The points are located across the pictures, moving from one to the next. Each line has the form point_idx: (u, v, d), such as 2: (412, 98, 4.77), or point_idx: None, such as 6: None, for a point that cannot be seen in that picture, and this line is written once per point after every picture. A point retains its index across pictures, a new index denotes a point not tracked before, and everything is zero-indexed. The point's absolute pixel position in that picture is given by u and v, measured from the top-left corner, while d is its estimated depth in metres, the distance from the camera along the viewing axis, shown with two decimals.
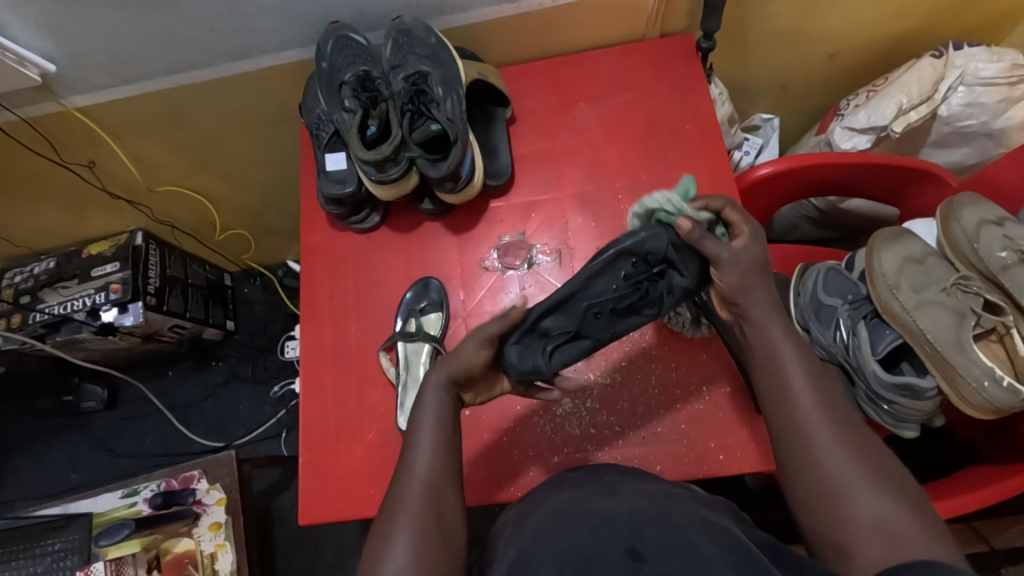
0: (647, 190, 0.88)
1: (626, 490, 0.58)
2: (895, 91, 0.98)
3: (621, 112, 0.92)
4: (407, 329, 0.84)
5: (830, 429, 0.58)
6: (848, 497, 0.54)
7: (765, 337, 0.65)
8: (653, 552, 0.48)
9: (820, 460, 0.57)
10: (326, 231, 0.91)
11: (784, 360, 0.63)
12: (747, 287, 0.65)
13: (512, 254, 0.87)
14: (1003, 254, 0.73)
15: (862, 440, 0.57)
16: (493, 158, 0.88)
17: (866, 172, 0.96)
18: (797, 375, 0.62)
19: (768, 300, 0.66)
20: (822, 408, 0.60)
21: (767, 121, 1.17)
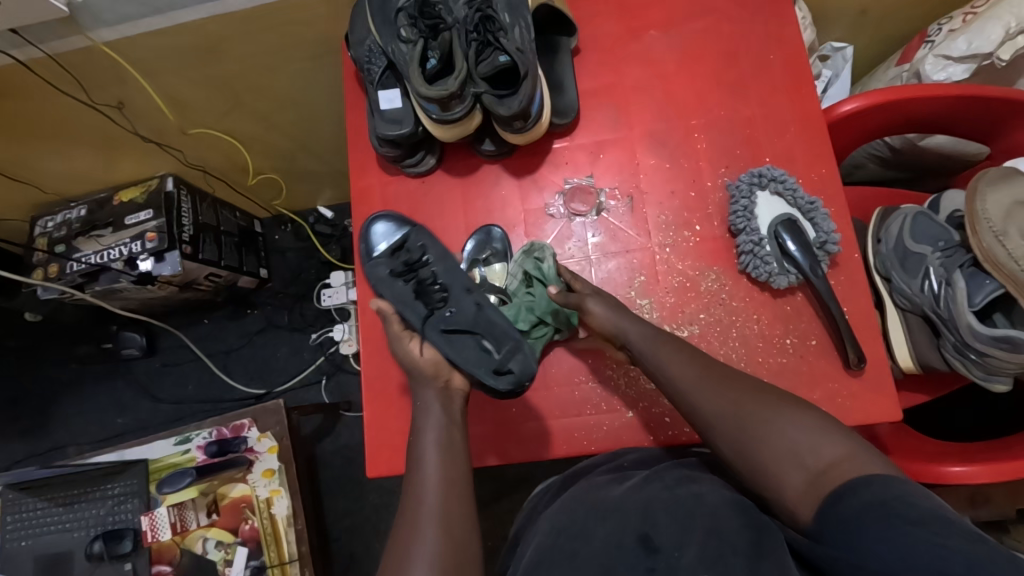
0: (725, 128, 0.81)
1: (646, 481, 0.63)
2: (1003, 12, 0.86)
3: (695, 41, 0.84)
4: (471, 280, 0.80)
5: (718, 388, 0.61)
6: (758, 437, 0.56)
7: (653, 354, 0.66)
8: (666, 542, 0.53)
9: (721, 410, 0.59)
10: (378, 176, 0.86)
11: (661, 361, 0.65)
12: (619, 329, 0.69)
13: (580, 199, 0.82)
14: None
15: (735, 382, 0.61)
16: (559, 94, 0.81)
17: (962, 106, 0.88)
18: (680, 363, 0.64)
19: (620, 317, 0.70)
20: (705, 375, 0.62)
21: (838, 51, 1.07)
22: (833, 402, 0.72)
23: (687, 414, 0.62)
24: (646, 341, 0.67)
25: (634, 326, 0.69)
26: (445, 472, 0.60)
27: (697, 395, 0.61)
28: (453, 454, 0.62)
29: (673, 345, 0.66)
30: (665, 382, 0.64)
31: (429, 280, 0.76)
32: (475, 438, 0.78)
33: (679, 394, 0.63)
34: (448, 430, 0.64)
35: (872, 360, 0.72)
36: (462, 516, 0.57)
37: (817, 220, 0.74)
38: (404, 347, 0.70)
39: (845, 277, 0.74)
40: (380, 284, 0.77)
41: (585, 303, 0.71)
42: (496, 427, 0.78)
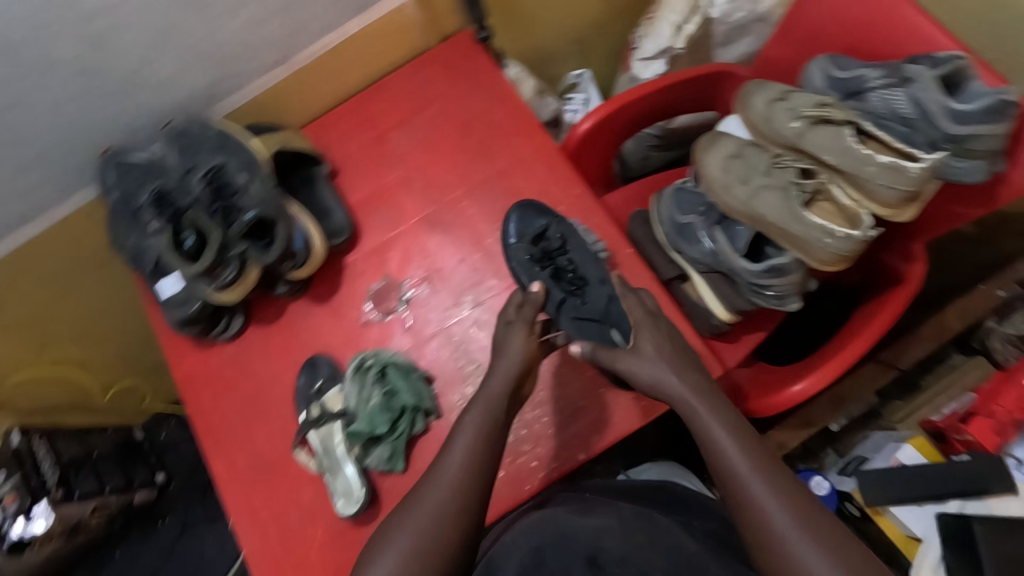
0: (484, 189, 0.89)
1: (603, 510, 0.76)
2: (665, 14, 1.03)
3: (432, 127, 0.93)
4: (313, 415, 0.81)
5: (767, 489, 0.64)
6: (789, 552, 0.61)
7: (701, 427, 0.69)
8: (609, 561, 0.70)
9: (757, 504, 0.64)
10: (197, 354, 0.87)
11: (716, 435, 0.68)
12: (657, 379, 0.72)
13: (385, 300, 0.86)
14: (794, 124, 0.77)
15: (787, 488, 0.65)
16: (328, 218, 0.86)
17: (675, 90, 1.01)
18: (735, 451, 0.67)
19: (685, 392, 0.71)
20: (758, 472, 0.66)
21: (581, 76, 1.22)
22: None
23: (741, 497, 0.65)
24: (716, 429, 0.68)
25: (714, 419, 0.69)
26: (451, 501, 0.66)
27: (748, 486, 0.65)
28: (470, 499, 0.67)
29: (715, 406, 0.71)
30: (725, 465, 0.66)
31: (568, 269, 0.82)
32: None
33: (736, 480, 0.65)
34: (468, 467, 0.68)
35: None
36: (446, 538, 0.65)
37: (581, 236, 0.82)
38: (518, 326, 0.76)
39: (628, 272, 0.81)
40: (518, 269, 0.82)
41: (659, 359, 0.73)
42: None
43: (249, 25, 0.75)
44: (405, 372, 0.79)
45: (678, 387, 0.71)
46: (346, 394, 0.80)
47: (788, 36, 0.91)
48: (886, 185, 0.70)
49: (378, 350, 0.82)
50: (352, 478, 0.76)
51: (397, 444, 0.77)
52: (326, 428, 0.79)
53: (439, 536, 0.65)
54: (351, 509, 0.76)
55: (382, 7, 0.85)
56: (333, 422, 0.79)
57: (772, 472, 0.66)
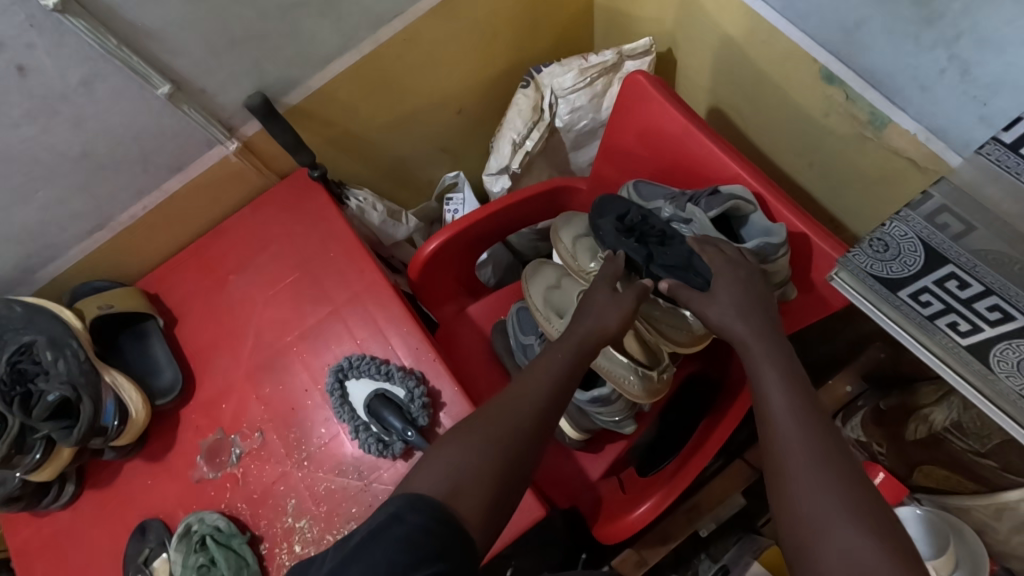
0: (318, 331, 0.89)
1: None
2: (506, 131, 1.07)
3: (270, 268, 0.93)
4: None
5: (815, 452, 0.53)
6: (826, 524, 0.48)
7: (760, 377, 0.61)
8: None
9: (799, 465, 0.52)
10: (31, 524, 0.86)
11: (767, 390, 0.59)
12: (726, 324, 0.66)
13: (217, 456, 0.85)
14: (593, 264, 0.80)
15: (839, 453, 0.53)
16: (156, 376, 0.86)
17: (516, 208, 1.03)
18: (789, 410, 0.57)
19: (755, 335, 0.64)
20: (814, 436, 0.54)
21: (456, 178, 1.22)
22: None
23: (776, 452, 0.55)
24: (770, 373, 0.60)
25: (769, 365, 0.61)
26: (516, 415, 0.61)
27: (788, 438, 0.55)
28: (534, 414, 0.61)
29: (777, 359, 0.62)
30: (768, 412, 0.58)
31: (653, 228, 0.76)
32: None
33: (780, 441, 0.55)
34: (537, 381, 0.64)
35: None
36: (509, 447, 0.58)
37: (401, 381, 0.81)
38: (626, 295, 0.70)
39: (451, 414, 0.81)
40: (607, 237, 0.77)
41: (738, 304, 0.66)
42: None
43: (48, 204, 0.77)
44: (226, 537, 0.78)
45: (739, 329, 0.65)
46: (169, 563, 0.79)
47: (607, 156, 0.94)
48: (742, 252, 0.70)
49: (202, 512, 0.81)
50: None
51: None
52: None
53: (432, 476, 0.55)
54: None
55: (200, 163, 0.87)
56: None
57: (827, 436, 0.54)
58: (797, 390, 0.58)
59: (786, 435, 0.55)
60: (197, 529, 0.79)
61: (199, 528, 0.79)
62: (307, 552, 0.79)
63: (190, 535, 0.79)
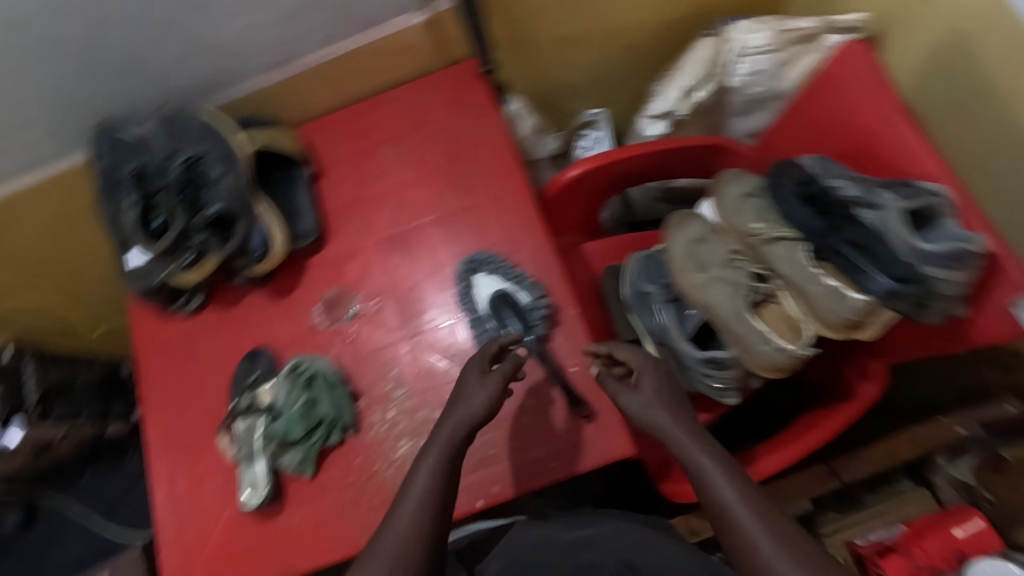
0: (453, 221, 0.91)
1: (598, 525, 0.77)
2: (677, 76, 1.02)
3: (418, 149, 0.95)
4: (241, 405, 0.84)
5: (771, 535, 0.57)
6: None
7: (699, 473, 0.63)
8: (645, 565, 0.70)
9: (767, 557, 0.56)
10: (155, 322, 0.92)
11: (711, 480, 0.62)
12: (649, 415, 0.68)
13: (334, 310, 0.89)
14: (756, 226, 0.75)
15: (787, 529, 0.58)
16: (297, 220, 0.89)
17: (666, 157, 1.00)
18: (735, 498, 0.60)
19: (673, 424, 0.67)
20: (766, 522, 0.58)
21: (597, 115, 1.21)
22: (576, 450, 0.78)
23: (739, 539, 0.58)
24: (705, 458, 0.63)
25: (707, 460, 0.63)
26: (422, 517, 0.62)
27: (748, 530, 0.58)
28: (436, 505, 0.63)
29: (700, 440, 0.65)
30: (718, 506, 0.60)
31: (839, 204, 0.68)
32: (266, 558, 0.80)
33: (740, 536, 0.58)
34: (433, 481, 0.64)
35: (600, 404, 0.79)
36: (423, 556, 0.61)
37: (526, 289, 0.82)
38: (491, 378, 0.69)
39: (568, 333, 0.82)
40: (784, 203, 0.73)
41: (653, 395, 0.69)
42: (265, 549, 0.80)
43: (246, 28, 0.79)
44: (332, 385, 0.82)
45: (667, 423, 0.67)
46: (274, 391, 0.84)
47: (783, 127, 0.92)
48: (920, 256, 0.60)
49: (314, 356, 0.85)
50: (262, 473, 0.80)
51: (309, 450, 0.80)
52: (250, 420, 0.83)
53: None
54: (255, 502, 0.80)
55: (386, 27, 0.88)
56: (258, 416, 0.83)
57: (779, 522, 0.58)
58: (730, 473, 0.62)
59: (743, 520, 0.58)
60: (304, 369, 0.84)
61: (306, 370, 0.84)
62: (400, 419, 0.82)
63: (295, 373, 0.84)
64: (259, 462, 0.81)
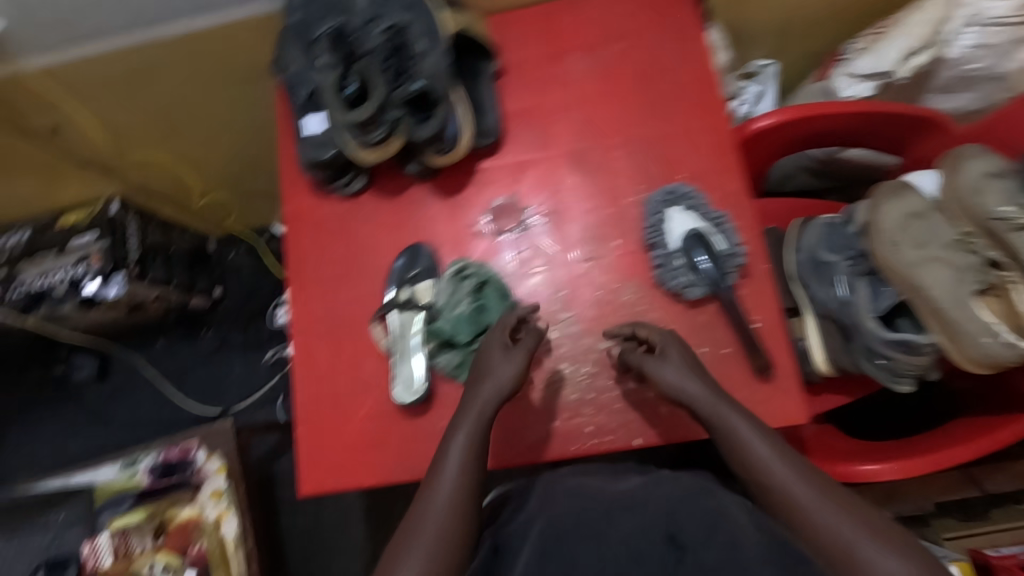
0: (642, 146, 0.84)
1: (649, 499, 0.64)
2: (900, 35, 0.93)
3: (613, 62, 0.87)
4: (399, 298, 0.81)
5: (814, 490, 0.59)
6: (853, 547, 0.55)
7: (735, 436, 0.64)
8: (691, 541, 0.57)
9: (811, 513, 0.57)
10: (309, 197, 0.88)
11: (746, 440, 0.63)
12: (681, 384, 0.68)
13: (503, 218, 0.84)
14: (1004, 210, 0.70)
15: (826, 483, 0.60)
16: (479, 116, 0.83)
17: (867, 122, 0.93)
18: (774, 456, 0.62)
19: (705, 390, 0.68)
20: (805, 479, 0.60)
21: (765, 67, 1.13)
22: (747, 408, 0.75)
23: (777, 497, 0.60)
24: (739, 422, 0.64)
25: (740, 422, 0.65)
26: (455, 495, 0.62)
27: (790, 487, 0.60)
28: (472, 480, 0.63)
29: (730, 402, 0.67)
30: (758, 465, 0.62)
31: None
32: (407, 454, 0.79)
33: (783, 495, 0.60)
34: (465, 464, 0.64)
35: (779, 367, 0.75)
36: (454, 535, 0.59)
37: (724, 233, 0.77)
38: (518, 352, 0.70)
39: (757, 287, 0.77)
40: None
41: (682, 362, 0.70)
42: (409, 445, 0.79)
43: None
44: (496, 292, 0.80)
45: (696, 389, 0.67)
46: (435, 290, 0.81)
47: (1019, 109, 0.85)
48: None
49: (480, 262, 0.83)
50: (419, 368, 0.79)
51: (467, 356, 0.78)
52: (407, 314, 0.80)
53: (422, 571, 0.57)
54: (407, 398, 0.78)
55: None
56: (417, 312, 0.80)
57: (819, 480, 0.60)
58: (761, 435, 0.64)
59: (780, 478, 0.60)
60: (471, 273, 0.81)
61: (474, 273, 0.81)
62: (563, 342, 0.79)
63: (462, 274, 0.81)
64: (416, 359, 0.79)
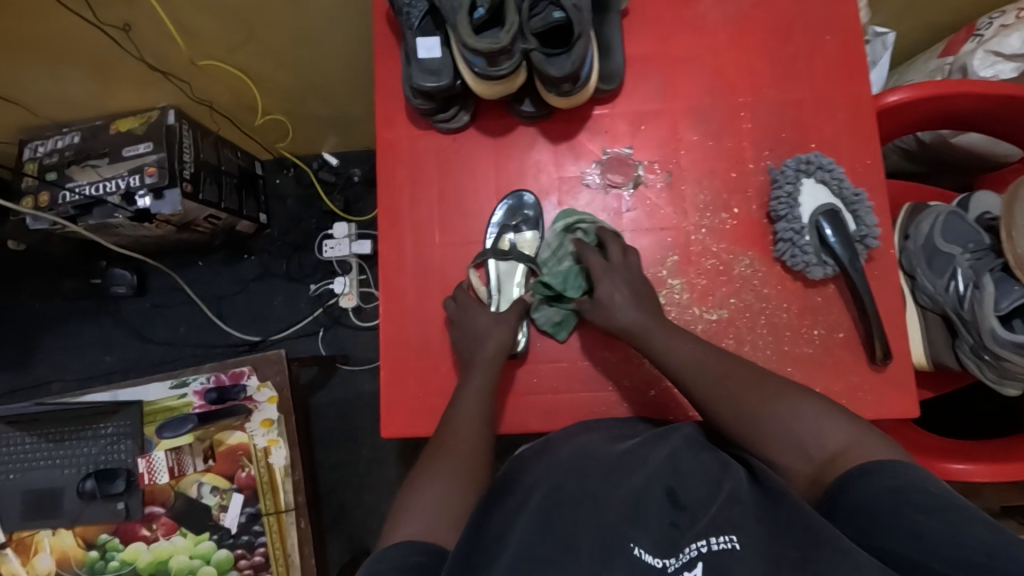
0: (772, 109, 0.78)
1: (652, 447, 0.63)
2: None
3: (749, 13, 0.80)
4: (499, 247, 0.79)
5: (746, 382, 0.62)
6: (788, 425, 0.57)
7: (666, 347, 0.66)
8: (693, 500, 0.54)
9: (744, 406, 0.60)
10: (407, 128, 0.82)
11: (674, 349, 0.66)
12: (607, 301, 0.70)
13: (615, 172, 0.79)
14: None
15: (751, 371, 0.62)
16: (605, 57, 0.77)
17: (1007, 107, 0.87)
18: (701, 358, 0.65)
19: (630, 307, 0.69)
20: (731, 374, 0.63)
21: (878, 36, 1.07)
22: (858, 397, 0.72)
23: (712, 398, 0.62)
24: (655, 333, 0.67)
25: (661, 334, 0.67)
26: (461, 444, 0.64)
27: (719, 386, 0.62)
28: (478, 433, 0.66)
29: (658, 318, 0.69)
30: (688, 375, 0.64)
31: None
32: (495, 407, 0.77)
33: (715, 396, 0.62)
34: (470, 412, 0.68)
35: (896, 358, 0.72)
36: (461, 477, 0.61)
37: (859, 212, 0.72)
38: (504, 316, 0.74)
39: (881, 271, 0.74)
40: None
41: (610, 286, 0.70)
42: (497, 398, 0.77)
43: None
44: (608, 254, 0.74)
45: (622, 315, 0.69)
46: (541, 245, 0.79)
47: None
48: None
49: (595, 218, 0.77)
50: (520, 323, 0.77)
51: (570, 315, 0.77)
52: (511, 264, 0.79)
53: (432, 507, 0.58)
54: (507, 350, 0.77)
55: None
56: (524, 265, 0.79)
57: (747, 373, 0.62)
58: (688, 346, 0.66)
59: (702, 375, 0.64)
60: (583, 229, 0.77)
61: (585, 231, 0.77)
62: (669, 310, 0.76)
63: (575, 229, 0.77)
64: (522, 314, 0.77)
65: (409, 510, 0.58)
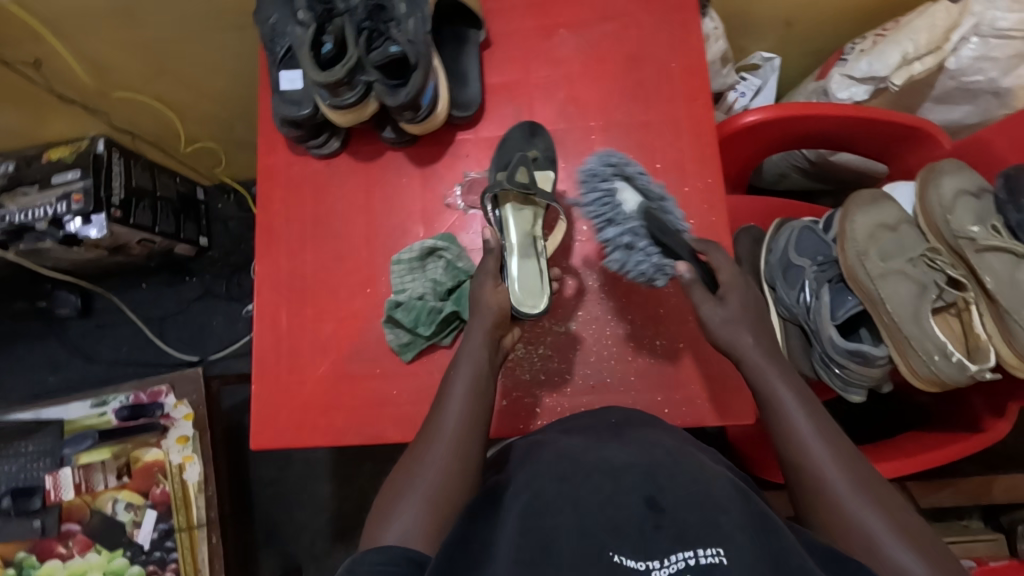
0: (621, 133, 0.83)
1: (643, 440, 0.60)
2: (903, 38, 0.88)
3: (601, 44, 0.85)
4: (518, 180, 0.73)
5: (829, 453, 0.58)
6: (853, 510, 0.54)
7: (774, 395, 0.62)
8: (673, 505, 0.50)
9: (816, 467, 0.57)
10: (284, 154, 0.87)
11: (777, 396, 0.62)
12: (733, 334, 0.66)
13: (474, 194, 0.84)
14: (974, 228, 0.69)
15: (845, 446, 0.58)
16: (460, 87, 0.82)
17: (861, 127, 0.90)
18: (799, 414, 0.61)
19: (755, 346, 0.65)
20: (824, 441, 0.59)
21: (767, 61, 1.11)
22: (698, 403, 0.76)
23: (792, 449, 0.59)
24: (786, 391, 0.62)
25: (778, 381, 0.63)
26: (460, 425, 0.63)
27: (812, 445, 0.58)
28: (475, 421, 0.64)
29: (775, 361, 0.64)
30: (783, 421, 0.61)
31: None
32: (357, 419, 0.80)
33: (797, 446, 0.59)
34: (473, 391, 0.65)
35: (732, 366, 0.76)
36: (452, 478, 0.59)
37: (668, 206, 0.75)
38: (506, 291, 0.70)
39: None
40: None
41: (735, 315, 0.66)
42: (359, 410, 0.80)
43: None
44: (465, 281, 0.80)
45: (747, 346, 0.65)
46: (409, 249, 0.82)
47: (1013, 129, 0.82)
48: None
49: (459, 251, 0.81)
50: (532, 270, 0.73)
51: (416, 339, 0.80)
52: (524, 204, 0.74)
53: (428, 509, 0.56)
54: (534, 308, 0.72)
55: None
56: (536, 209, 0.75)
57: (839, 445, 0.58)
58: (797, 401, 0.61)
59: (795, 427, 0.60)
60: (445, 253, 0.81)
61: (445, 256, 0.81)
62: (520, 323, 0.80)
63: (438, 252, 0.81)
64: (525, 257, 0.73)
65: (398, 514, 0.56)
